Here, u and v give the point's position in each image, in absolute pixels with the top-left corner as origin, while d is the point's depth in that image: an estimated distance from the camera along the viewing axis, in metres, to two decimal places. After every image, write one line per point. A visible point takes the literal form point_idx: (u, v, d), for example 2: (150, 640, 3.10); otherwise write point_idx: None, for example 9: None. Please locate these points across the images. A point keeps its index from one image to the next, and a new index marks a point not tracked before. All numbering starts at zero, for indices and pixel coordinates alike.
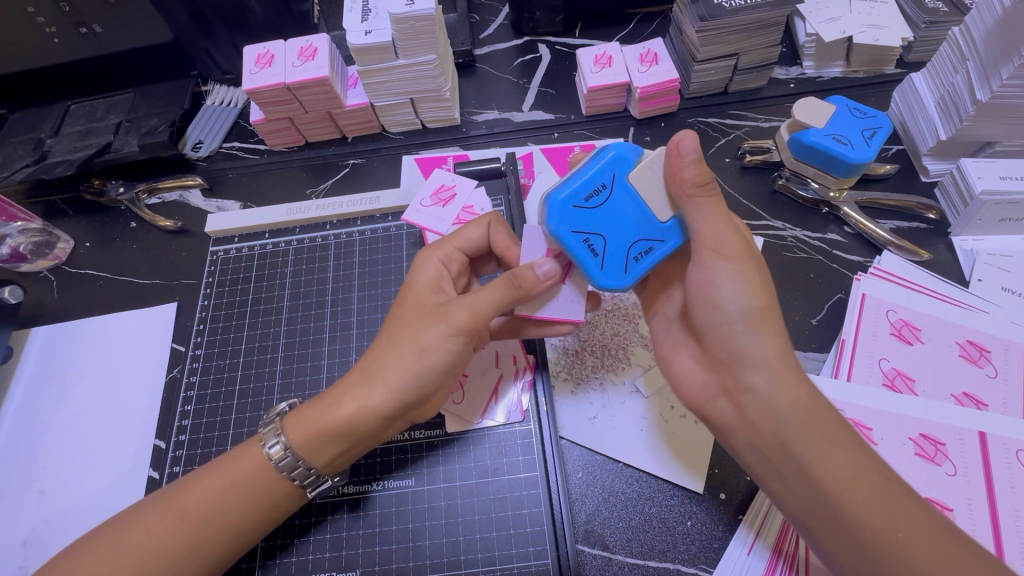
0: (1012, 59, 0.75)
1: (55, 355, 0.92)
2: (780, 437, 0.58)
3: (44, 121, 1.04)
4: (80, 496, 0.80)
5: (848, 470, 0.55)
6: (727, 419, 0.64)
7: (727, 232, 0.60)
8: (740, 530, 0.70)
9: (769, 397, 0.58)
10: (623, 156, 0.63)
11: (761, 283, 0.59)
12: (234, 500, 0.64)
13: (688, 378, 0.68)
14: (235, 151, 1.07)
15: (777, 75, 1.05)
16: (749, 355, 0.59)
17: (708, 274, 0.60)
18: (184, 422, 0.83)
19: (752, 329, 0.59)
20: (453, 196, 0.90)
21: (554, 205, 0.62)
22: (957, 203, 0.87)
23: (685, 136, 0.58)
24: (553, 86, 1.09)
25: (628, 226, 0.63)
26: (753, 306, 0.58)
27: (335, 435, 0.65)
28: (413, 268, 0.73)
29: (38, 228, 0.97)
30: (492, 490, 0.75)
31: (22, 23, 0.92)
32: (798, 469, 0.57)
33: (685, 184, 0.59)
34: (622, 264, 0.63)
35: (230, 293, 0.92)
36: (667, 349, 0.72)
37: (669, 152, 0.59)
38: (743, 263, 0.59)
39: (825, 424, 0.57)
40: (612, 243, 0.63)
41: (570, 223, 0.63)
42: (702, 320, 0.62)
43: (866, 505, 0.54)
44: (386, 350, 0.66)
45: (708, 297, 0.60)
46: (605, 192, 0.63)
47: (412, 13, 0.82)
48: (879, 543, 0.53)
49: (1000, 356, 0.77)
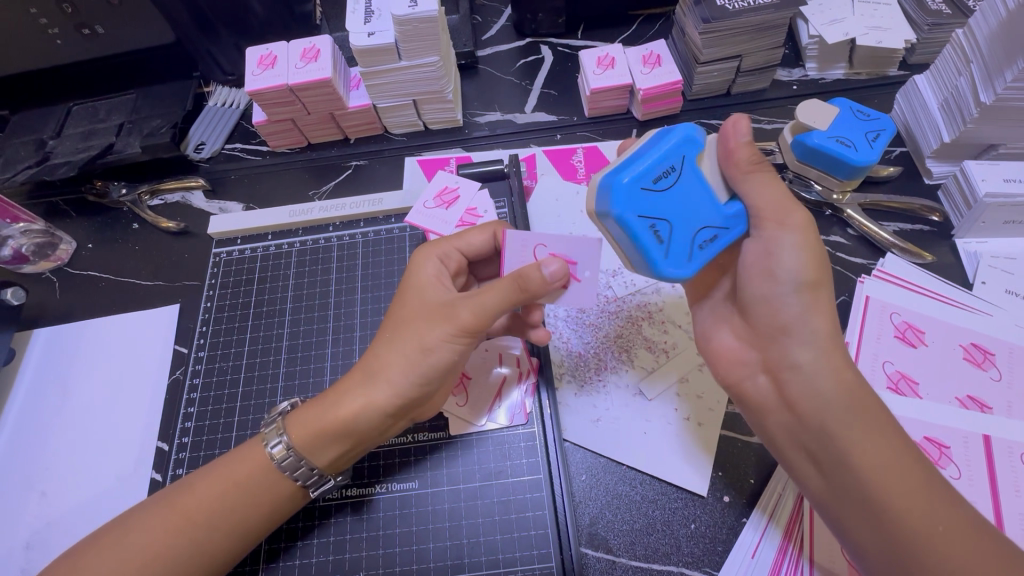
0: (1016, 62, 0.75)
1: (57, 357, 0.91)
2: (819, 419, 0.59)
3: (47, 122, 1.04)
4: (82, 499, 0.80)
5: (886, 457, 0.55)
6: (763, 398, 0.65)
7: (790, 206, 0.61)
8: (752, 517, 0.71)
9: (813, 373, 0.59)
10: (688, 140, 0.62)
11: (820, 260, 0.60)
12: (238, 505, 0.64)
13: (728, 354, 0.69)
14: (237, 152, 1.07)
15: (779, 77, 1.05)
16: (797, 329, 0.60)
17: (769, 245, 0.61)
18: (186, 425, 0.83)
19: (804, 301, 0.60)
20: (457, 197, 0.91)
21: (619, 188, 0.59)
22: (960, 206, 0.87)
23: (742, 118, 0.60)
24: (555, 87, 1.09)
25: (693, 213, 0.62)
26: (810, 279, 0.60)
27: (338, 435, 0.65)
28: (412, 266, 0.73)
29: (40, 229, 0.97)
30: (495, 493, 0.75)
31: (25, 25, 0.92)
32: (834, 453, 0.57)
33: (741, 164, 0.61)
34: (687, 252, 0.62)
35: (232, 295, 0.92)
36: (708, 327, 0.74)
37: (726, 132, 0.61)
38: (802, 236, 0.60)
39: (866, 411, 0.57)
40: (678, 229, 0.61)
41: (637, 207, 0.59)
42: (754, 292, 0.63)
43: (901, 492, 0.54)
44: (388, 348, 0.66)
45: (765, 268, 0.62)
46: (671, 175, 0.61)
47: (415, 15, 0.82)
48: (910, 533, 0.53)
49: (1004, 358, 0.77)
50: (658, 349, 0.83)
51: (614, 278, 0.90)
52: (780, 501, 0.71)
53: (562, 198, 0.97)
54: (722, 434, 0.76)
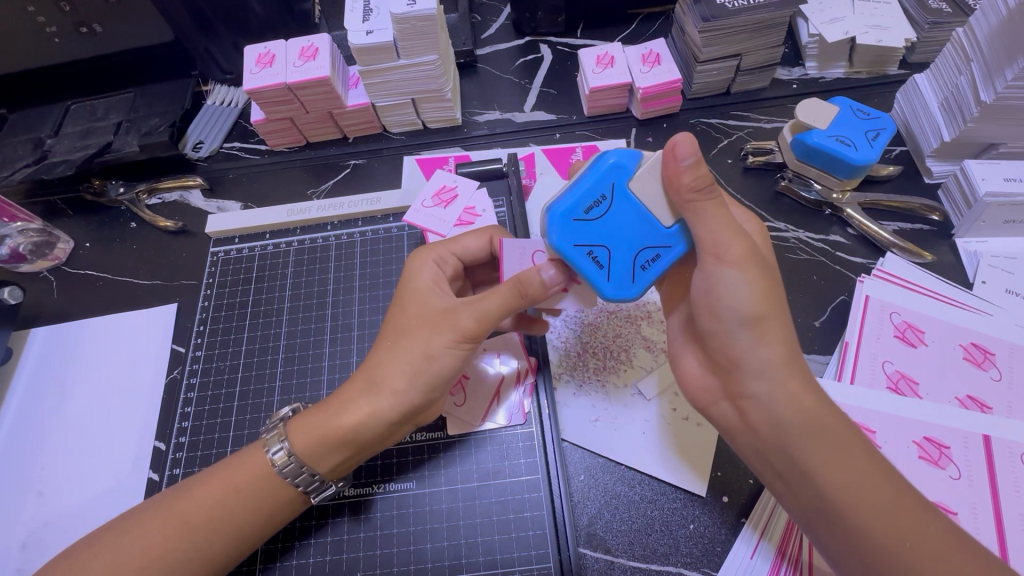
0: (1016, 60, 0.75)
1: (55, 357, 0.91)
2: (785, 445, 0.58)
3: (45, 120, 1.04)
4: (80, 499, 0.80)
5: (853, 476, 0.55)
6: (729, 422, 0.64)
7: (728, 236, 0.57)
8: (744, 532, 0.70)
9: (770, 404, 0.58)
10: (623, 163, 0.60)
11: (767, 290, 0.57)
12: (237, 507, 0.64)
13: (694, 381, 0.68)
14: (236, 151, 1.07)
15: (779, 76, 1.05)
16: (749, 363, 0.58)
17: (710, 280, 0.58)
18: (183, 425, 0.82)
19: (752, 335, 0.57)
20: (455, 196, 0.91)
21: (555, 218, 0.59)
22: (960, 205, 0.86)
23: (680, 139, 0.55)
24: (555, 86, 1.09)
25: (633, 236, 0.60)
26: (756, 312, 0.57)
27: (341, 444, 0.65)
28: (409, 273, 0.73)
29: (37, 228, 0.97)
30: (494, 494, 0.74)
31: (23, 23, 0.92)
32: (803, 476, 0.57)
33: (681, 190, 0.56)
34: (630, 274, 0.61)
35: (230, 294, 0.92)
36: (677, 349, 0.72)
37: (666, 158, 0.56)
38: (746, 270, 0.57)
39: (831, 432, 0.56)
40: (618, 254, 0.60)
41: (573, 237, 0.60)
42: (705, 325, 0.61)
43: (872, 510, 0.54)
44: (391, 355, 0.65)
45: (709, 304, 0.59)
46: (605, 203, 0.60)
47: (413, 13, 0.82)
48: (883, 549, 0.53)
49: (1004, 359, 0.77)
50: (657, 349, 0.83)
51: None
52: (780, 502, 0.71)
53: None
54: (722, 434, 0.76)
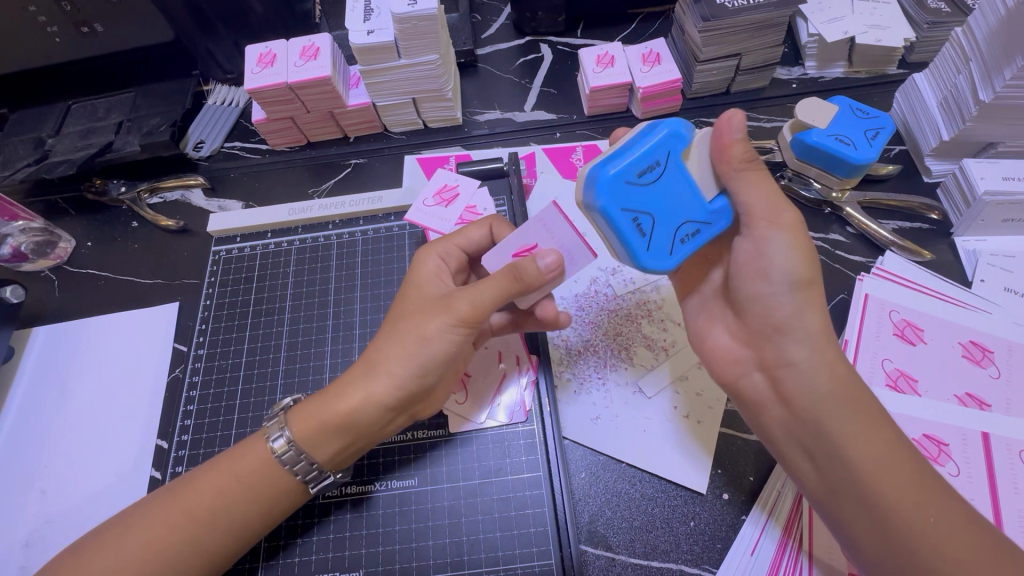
0: (1015, 60, 0.75)
1: (57, 356, 0.91)
2: (814, 414, 0.60)
3: (46, 120, 1.04)
4: (82, 498, 0.80)
5: (881, 451, 0.56)
6: (759, 395, 0.66)
7: (783, 205, 0.61)
8: (752, 513, 0.71)
9: (807, 372, 0.60)
10: (677, 132, 0.59)
11: (810, 258, 0.61)
12: (239, 501, 0.64)
13: (723, 354, 0.70)
14: (237, 150, 1.07)
15: (779, 76, 1.05)
16: (792, 329, 0.61)
17: (760, 244, 0.62)
18: (186, 422, 0.83)
19: (797, 302, 0.61)
20: (456, 195, 0.90)
21: (604, 182, 0.56)
22: (959, 204, 0.87)
23: (734, 114, 0.59)
24: (555, 86, 1.09)
25: (677, 207, 0.60)
26: (803, 277, 0.61)
27: (338, 428, 0.65)
28: (415, 265, 0.74)
29: (39, 227, 0.97)
30: (495, 491, 0.75)
31: (24, 22, 0.92)
32: (830, 447, 0.58)
33: (733, 160, 0.60)
34: (669, 245, 0.60)
35: (232, 293, 0.92)
36: (700, 326, 0.74)
37: (720, 128, 0.59)
38: (794, 235, 0.61)
39: (860, 405, 0.59)
40: (660, 224, 0.60)
41: (622, 201, 0.57)
42: (748, 288, 0.64)
43: (896, 483, 0.55)
44: (390, 340, 0.66)
45: (759, 267, 0.62)
46: (657, 170, 0.59)
47: (414, 13, 0.82)
48: (904, 523, 0.54)
49: (1003, 356, 0.77)
50: (657, 348, 0.83)
51: (614, 276, 0.89)
52: (780, 498, 0.71)
53: (562, 197, 0.97)
54: (722, 431, 0.77)
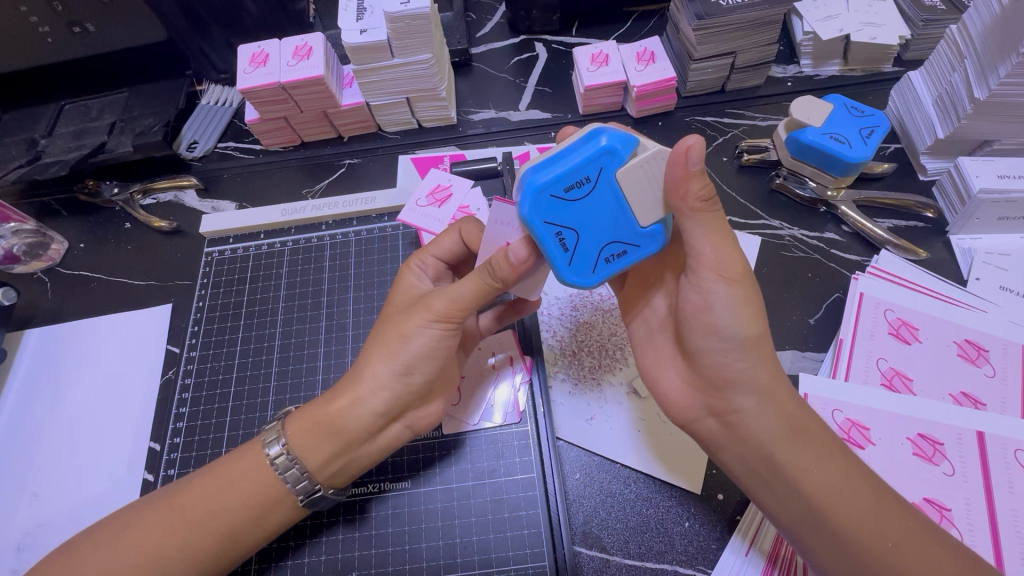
0: (1010, 57, 0.75)
1: (48, 358, 0.91)
2: (772, 456, 0.59)
3: (38, 121, 1.03)
4: (74, 501, 0.80)
5: (836, 482, 0.57)
6: (716, 438, 0.64)
7: (730, 254, 0.58)
8: (745, 516, 0.71)
9: (757, 419, 0.60)
10: (616, 147, 0.55)
11: (755, 308, 0.59)
12: (229, 503, 0.63)
13: (676, 399, 0.68)
14: (231, 150, 1.07)
15: (774, 73, 1.05)
16: (741, 381, 0.60)
17: (706, 296, 0.59)
18: (178, 425, 0.82)
19: (748, 357, 0.60)
20: (449, 196, 0.90)
21: (529, 190, 0.55)
22: (955, 202, 0.86)
23: (694, 144, 0.53)
24: (550, 85, 1.09)
25: (605, 226, 0.57)
26: (749, 332, 0.59)
27: (327, 430, 0.65)
28: (397, 276, 0.75)
29: (31, 229, 0.97)
30: (489, 492, 0.74)
31: (15, 22, 0.91)
32: (790, 484, 0.58)
33: (688, 198, 0.55)
34: (592, 264, 0.59)
35: (225, 295, 0.91)
36: (651, 363, 0.71)
37: (676, 159, 0.53)
38: (741, 289, 0.59)
39: (812, 436, 0.59)
40: (586, 239, 0.58)
41: (545, 214, 0.56)
42: (695, 341, 0.62)
43: (855, 513, 0.55)
44: (374, 342, 0.67)
45: (704, 320, 0.60)
46: (586, 185, 0.56)
47: (408, 12, 0.82)
48: (867, 553, 0.54)
49: (998, 355, 0.77)
50: None
51: None
52: None
53: None
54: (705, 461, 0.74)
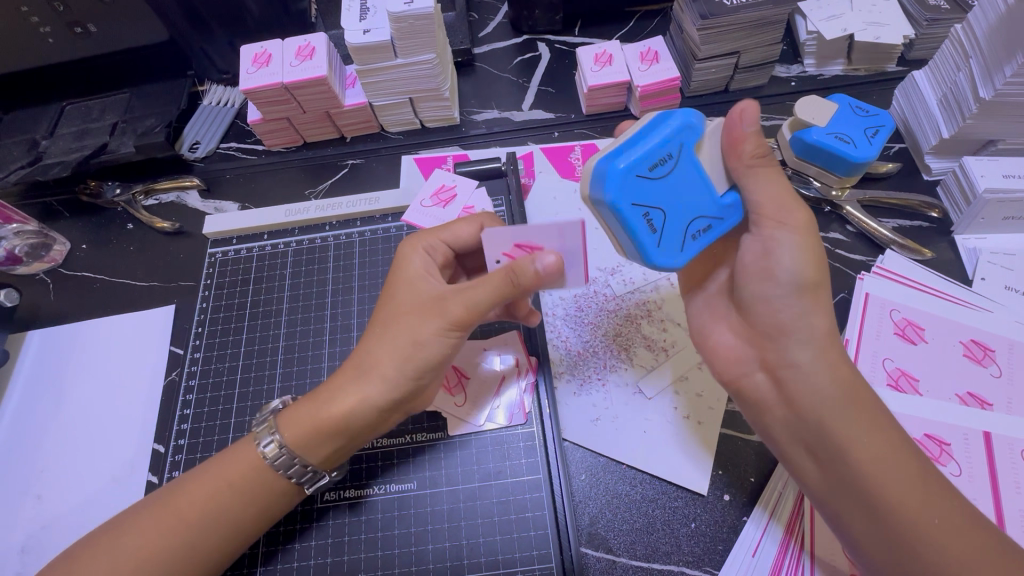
0: (1015, 56, 0.75)
1: (51, 360, 0.91)
2: (819, 415, 0.58)
3: (39, 121, 1.03)
4: (78, 503, 0.79)
5: (883, 452, 0.56)
6: (763, 394, 0.64)
7: (789, 203, 0.60)
8: (753, 515, 0.71)
9: (809, 373, 0.59)
10: (689, 122, 0.57)
11: (816, 261, 0.60)
12: (233, 505, 0.64)
13: (726, 352, 0.69)
14: (233, 151, 1.06)
15: (778, 73, 1.05)
16: (795, 331, 0.60)
17: (767, 243, 0.61)
18: (182, 426, 0.82)
19: (801, 305, 0.60)
20: (453, 196, 0.93)
21: (614, 174, 0.54)
22: (960, 202, 0.86)
23: (748, 106, 0.57)
24: (553, 85, 1.08)
25: (688, 201, 0.58)
26: (809, 279, 0.60)
27: (331, 433, 0.64)
28: (399, 260, 0.72)
29: (33, 230, 0.96)
30: (494, 494, 0.74)
31: (17, 23, 0.91)
32: (833, 448, 0.57)
33: (744, 156, 0.59)
34: (680, 242, 0.59)
35: (228, 296, 0.91)
36: (704, 323, 0.73)
37: (733, 121, 0.58)
38: (803, 236, 0.60)
39: (862, 405, 0.58)
40: (671, 218, 0.58)
41: (631, 195, 0.55)
42: (752, 289, 0.63)
43: (899, 485, 0.55)
44: (380, 344, 0.65)
45: (763, 267, 0.61)
46: (669, 162, 0.57)
47: (411, 12, 0.82)
48: (907, 528, 0.54)
49: (1004, 355, 0.77)
50: (657, 348, 0.82)
51: (613, 275, 0.89)
52: (777, 508, 0.71)
53: (561, 198, 0.97)
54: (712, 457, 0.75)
